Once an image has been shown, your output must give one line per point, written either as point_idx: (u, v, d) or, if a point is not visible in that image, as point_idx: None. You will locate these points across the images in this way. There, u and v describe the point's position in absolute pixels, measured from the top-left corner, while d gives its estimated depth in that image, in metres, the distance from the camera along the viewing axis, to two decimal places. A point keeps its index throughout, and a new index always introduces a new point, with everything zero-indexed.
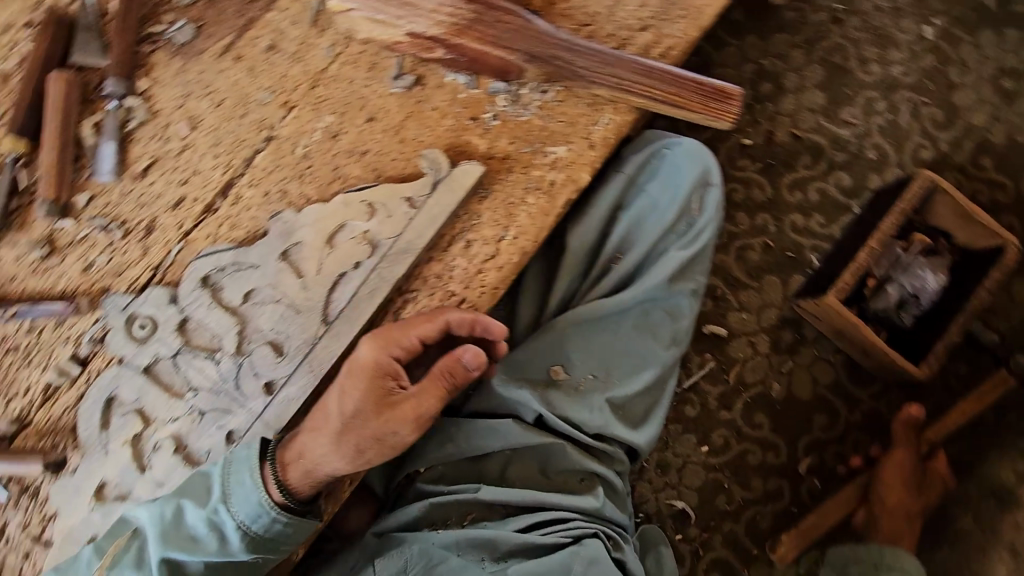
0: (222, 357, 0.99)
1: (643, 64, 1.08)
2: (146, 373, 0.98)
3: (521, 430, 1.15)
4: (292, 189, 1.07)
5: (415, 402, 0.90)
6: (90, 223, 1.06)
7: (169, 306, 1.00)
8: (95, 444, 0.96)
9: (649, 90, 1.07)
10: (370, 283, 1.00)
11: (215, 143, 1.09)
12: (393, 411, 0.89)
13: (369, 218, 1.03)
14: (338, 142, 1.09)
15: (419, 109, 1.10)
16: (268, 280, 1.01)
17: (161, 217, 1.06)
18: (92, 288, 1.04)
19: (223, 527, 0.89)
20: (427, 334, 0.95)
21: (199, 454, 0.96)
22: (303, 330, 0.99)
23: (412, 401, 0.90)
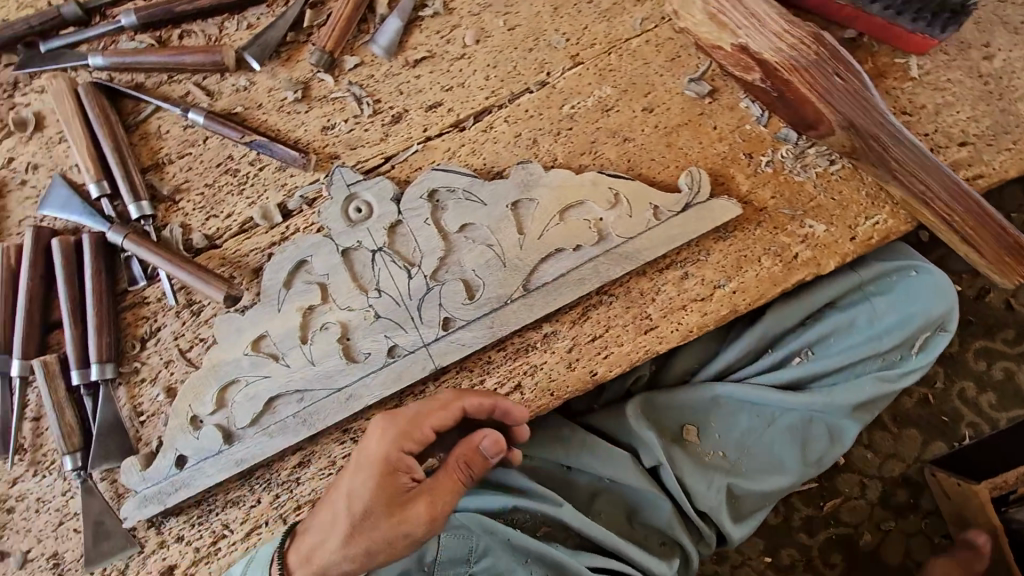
0: (416, 274, 0.97)
1: (958, 182, 0.97)
2: (343, 255, 0.98)
3: (633, 469, 1.11)
4: (543, 142, 1.03)
5: (434, 498, 0.82)
6: (347, 88, 1.04)
7: (389, 203, 0.98)
8: (272, 297, 0.97)
9: (948, 212, 0.98)
10: (583, 272, 0.96)
11: (492, 64, 1.05)
12: (406, 511, 0.81)
13: (610, 207, 0.97)
14: (607, 117, 1.03)
15: (699, 121, 1.03)
16: (489, 222, 0.97)
17: (412, 112, 1.04)
18: (323, 150, 1.04)
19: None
20: (444, 425, 0.86)
21: (358, 352, 0.96)
22: (500, 285, 0.96)
23: (433, 495, 0.82)
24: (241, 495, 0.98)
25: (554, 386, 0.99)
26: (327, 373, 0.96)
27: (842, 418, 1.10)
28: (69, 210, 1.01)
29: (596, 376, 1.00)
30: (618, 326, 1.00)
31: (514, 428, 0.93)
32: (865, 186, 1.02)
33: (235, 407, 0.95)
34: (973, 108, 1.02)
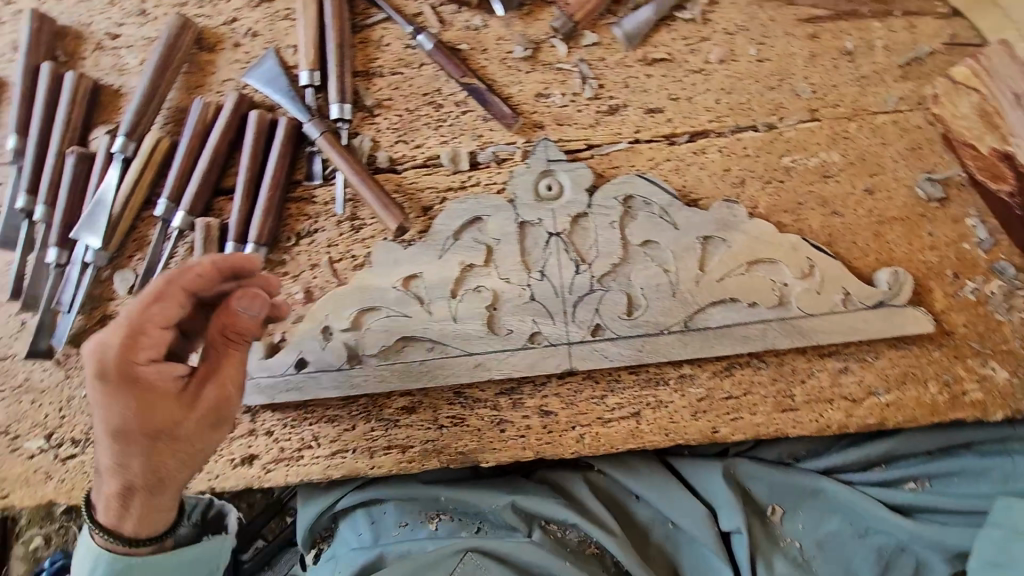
0: (584, 271, 0.94)
1: None
2: (520, 226, 0.95)
3: (704, 522, 1.06)
4: (750, 185, 0.98)
5: (183, 443, 0.80)
6: (576, 63, 1.01)
7: (582, 193, 0.95)
8: (438, 242, 0.96)
9: None
10: (748, 331, 0.92)
11: (727, 89, 0.99)
12: (173, 406, 0.78)
13: (801, 276, 0.92)
14: (824, 184, 0.97)
15: (918, 221, 0.96)
16: (674, 247, 0.94)
17: (630, 108, 1.00)
18: (530, 115, 1.01)
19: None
20: (177, 317, 0.80)
21: (501, 325, 0.94)
22: (662, 313, 0.93)
23: (183, 431, 0.79)
24: (340, 415, 0.99)
25: (673, 428, 0.96)
26: (465, 334, 0.95)
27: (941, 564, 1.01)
28: (273, 87, 1.01)
29: (718, 434, 0.96)
30: (759, 394, 0.96)
31: (253, 279, 0.84)
32: None
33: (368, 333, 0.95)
34: None
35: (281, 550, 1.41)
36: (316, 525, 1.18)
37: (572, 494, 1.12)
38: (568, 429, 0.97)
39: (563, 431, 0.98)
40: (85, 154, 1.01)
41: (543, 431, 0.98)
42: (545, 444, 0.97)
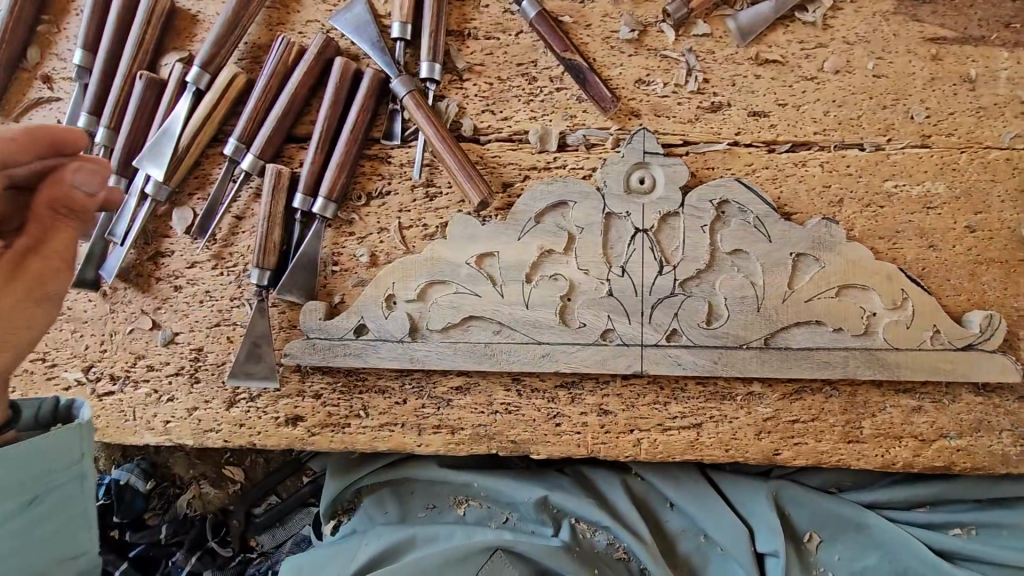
0: (667, 273, 0.90)
1: None
2: (605, 217, 0.91)
3: (741, 542, 1.04)
4: (848, 206, 0.93)
5: (40, 258, 0.75)
6: (683, 53, 0.95)
7: (676, 191, 0.91)
8: (518, 222, 0.92)
9: None
10: (829, 357, 0.89)
11: (838, 102, 0.94)
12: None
13: (892, 307, 0.89)
14: (925, 215, 0.93)
15: (1016, 266, 0.92)
16: (764, 260, 0.90)
17: (734, 109, 0.95)
18: (627, 102, 0.95)
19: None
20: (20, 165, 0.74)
21: (574, 318, 0.91)
22: (742, 326, 0.90)
23: (45, 248, 0.76)
24: (392, 387, 0.97)
25: (733, 444, 0.94)
26: (536, 321, 0.91)
27: None
28: (361, 35, 0.96)
29: (778, 456, 0.94)
30: (826, 421, 0.93)
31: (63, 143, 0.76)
32: None
33: (434, 307, 0.92)
34: None
35: (296, 509, 1.35)
36: (340, 496, 1.17)
37: (608, 496, 1.10)
38: (625, 432, 0.95)
39: (620, 432, 0.95)
40: (156, 79, 0.95)
41: (599, 430, 0.95)
42: (600, 443, 0.95)
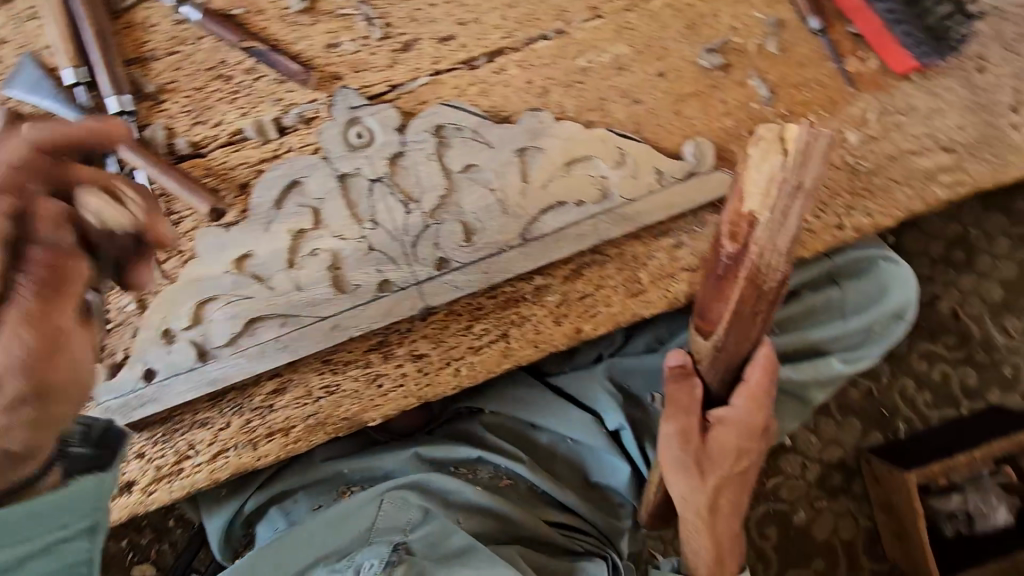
0: (414, 210, 0.94)
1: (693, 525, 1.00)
2: (340, 181, 0.94)
3: (596, 426, 1.14)
4: (554, 92, 1.02)
5: None
6: (357, 6, 0.99)
7: (394, 133, 0.95)
8: (260, 215, 0.93)
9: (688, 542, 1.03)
10: (582, 228, 0.97)
11: (510, 5, 1.02)
12: None
13: (616, 165, 0.97)
14: (620, 77, 1.03)
15: (708, 93, 1.04)
16: (495, 165, 0.96)
17: (424, 41, 1.00)
18: (325, 68, 0.98)
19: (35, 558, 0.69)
20: None
21: (348, 283, 0.94)
22: (499, 231, 0.96)
23: None
24: (211, 416, 0.96)
25: (540, 339, 1.00)
26: (313, 300, 0.93)
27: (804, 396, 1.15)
28: (39, 93, 0.93)
29: (581, 333, 1.00)
30: (610, 286, 1.01)
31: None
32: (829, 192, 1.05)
33: (213, 325, 0.92)
34: (962, 117, 1.07)
35: None
36: (228, 535, 1.13)
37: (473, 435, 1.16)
38: (444, 366, 0.99)
39: (439, 369, 0.99)
40: None
41: (420, 375, 0.98)
42: (424, 387, 0.98)
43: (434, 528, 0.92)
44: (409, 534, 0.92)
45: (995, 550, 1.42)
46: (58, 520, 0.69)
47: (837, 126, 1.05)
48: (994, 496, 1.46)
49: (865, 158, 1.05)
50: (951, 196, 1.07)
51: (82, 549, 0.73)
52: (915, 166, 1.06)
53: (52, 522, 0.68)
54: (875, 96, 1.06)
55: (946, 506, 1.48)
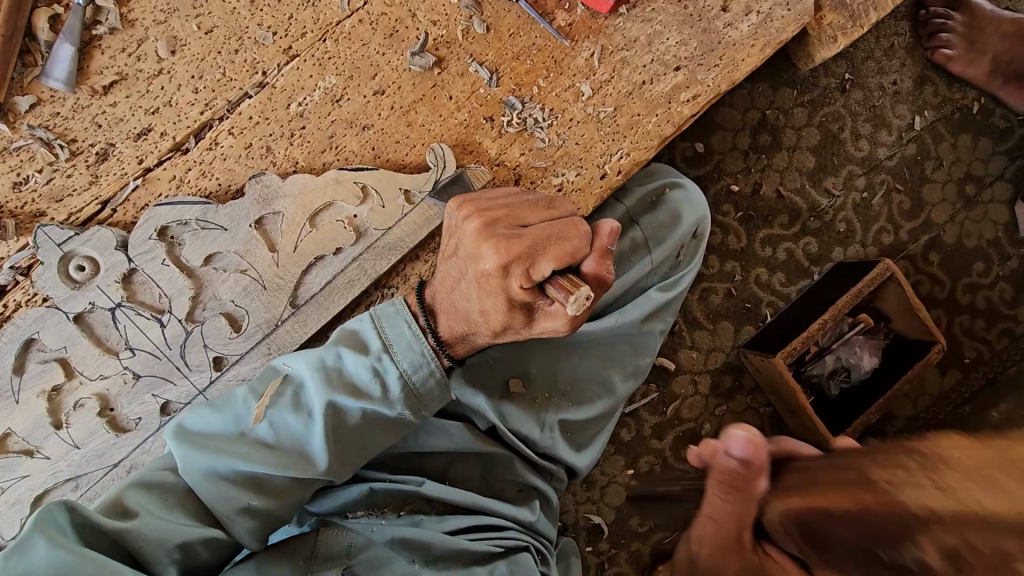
0: (168, 320, 0.90)
1: None
2: (77, 322, 0.88)
3: (471, 435, 1.14)
4: (277, 148, 0.96)
5: None
6: (30, 133, 0.90)
7: (115, 252, 0.88)
8: (3, 389, 0.86)
9: None
10: (349, 274, 0.95)
11: (197, 75, 0.95)
12: None
13: (360, 201, 0.95)
14: (339, 108, 0.98)
15: (434, 94, 1.01)
16: (236, 246, 0.91)
17: (119, 145, 0.93)
18: (22, 210, 0.90)
19: (386, 374, 0.89)
20: None
21: (128, 419, 0.89)
22: (266, 308, 0.92)
23: None
24: None
25: None
26: (97, 451, 0.88)
27: (641, 333, 1.23)
28: None
29: None
30: None
31: None
32: (581, 151, 1.06)
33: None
34: (681, 32, 1.08)
35: None
36: None
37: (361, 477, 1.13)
38: None
39: None
40: None
41: None
42: None
43: (377, 552, 1.03)
44: (352, 560, 1.01)
45: (872, 392, 1.57)
46: (415, 344, 0.90)
47: (571, 82, 1.05)
48: (858, 346, 1.59)
49: (605, 102, 1.06)
50: (695, 111, 1.08)
51: (426, 371, 0.89)
52: (654, 93, 1.07)
53: (406, 338, 0.90)
54: (592, 40, 1.05)
55: (823, 367, 1.59)
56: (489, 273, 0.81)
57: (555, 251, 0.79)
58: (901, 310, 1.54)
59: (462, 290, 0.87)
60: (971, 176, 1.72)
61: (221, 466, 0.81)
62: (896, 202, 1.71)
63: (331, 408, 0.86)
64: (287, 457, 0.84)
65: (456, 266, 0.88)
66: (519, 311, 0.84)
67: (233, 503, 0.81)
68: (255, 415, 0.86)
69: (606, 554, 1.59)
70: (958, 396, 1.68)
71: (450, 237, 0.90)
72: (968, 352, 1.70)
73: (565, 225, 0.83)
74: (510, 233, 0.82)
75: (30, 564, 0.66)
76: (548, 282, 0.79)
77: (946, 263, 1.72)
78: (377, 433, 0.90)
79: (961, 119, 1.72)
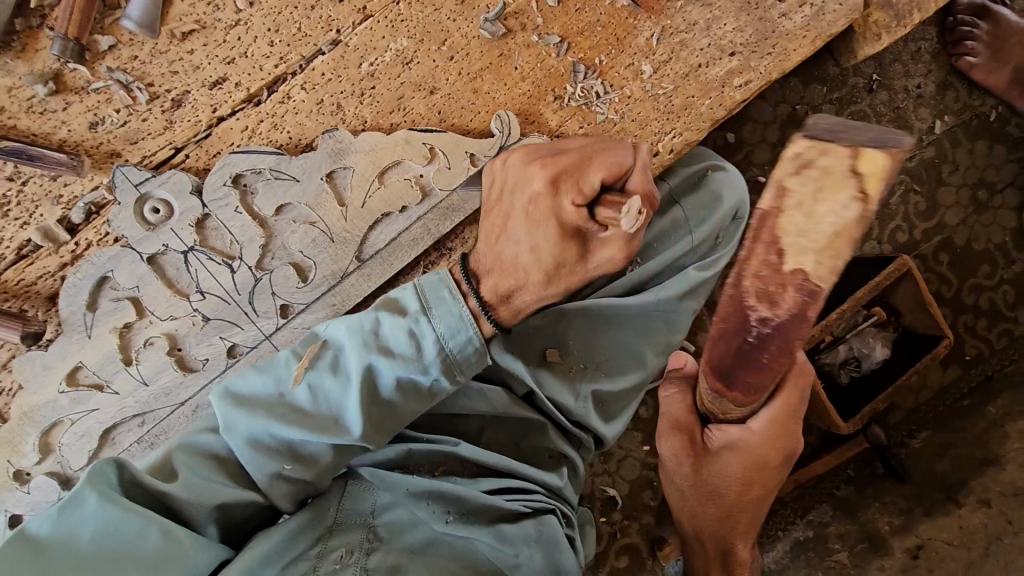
0: (239, 267, 0.92)
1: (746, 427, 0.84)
2: (150, 263, 0.90)
3: (510, 399, 1.16)
4: (348, 106, 0.99)
5: None
6: (109, 75, 0.91)
7: (190, 197, 0.90)
8: (77, 323, 0.88)
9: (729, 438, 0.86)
10: (414, 231, 0.98)
11: (273, 28, 0.96)
12: None
13: (427, 162, 0.97)
14: (409, 70, 1.00)
15: (501, 62, 1.04)
16: (306, 199, 0.94)
17: (194, 92, 0.94)
18: (97, 150, 0.92)
19: (423, 338, 0.84)
20: None
21: (195, 360, 0.92)
22: (333, 260, 0.95)
23: None
24: None
25: None
26: (164, 390, 0.91)
27: (675, 309, 1.25)
28: None
29: None
30: None
31: None
32: (635, 129, 1.09)
33: (68, 450, 0.89)
34: (738, 19, 1.11)
35: None
36: None
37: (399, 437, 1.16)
38: None
39: None
40: None
41: None
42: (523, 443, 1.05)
43: (402, 512, 1.00)
44: (377, 519, 0.97)
45: (883, 381, 1.62)
46: (454, 308, 0.86)
47: (631, 60, 1.08)
48: (870, 338, 1.65)
49: (664, 82, 1.09)
50: (745, 97, 1.12)
51: (464, 338, 0.85)
52: (709, 77, 1.11)
53: (445, 304, 0.86)
54: (655, 20, 1.08)
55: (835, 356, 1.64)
56: (538, 194, 0.84)
57: (599, 164, 0.81)
58: (914, 305, 1.59)
59: (511, 232, 0.88)
60: (983, 181, 1.79)
61: (259, 430, 0.81)
62: (912, 202, 1.77)
63: (366, 373, 0.83)
64: (323, 422, 0.83)
65: (502, 209, 0.91)
66: (571, 241, 0.84)
67: (267, 469, 0.81)
68: (294, 377, 0.84)
69: (617, 525, 1.65)
70: (957, 392, 1.76)
71: (493, 187, 0.94)
72: (970, 350, 1.77)
73: (608, 144, 0.86)
74: (554, 154, 0.87)
75: (82, 517, 0.69)
76: (598, 201, 0.79)
77: (954, 263, 1.79)
78: (412, 401, 0.87)
79: (978, 126, 1.78)
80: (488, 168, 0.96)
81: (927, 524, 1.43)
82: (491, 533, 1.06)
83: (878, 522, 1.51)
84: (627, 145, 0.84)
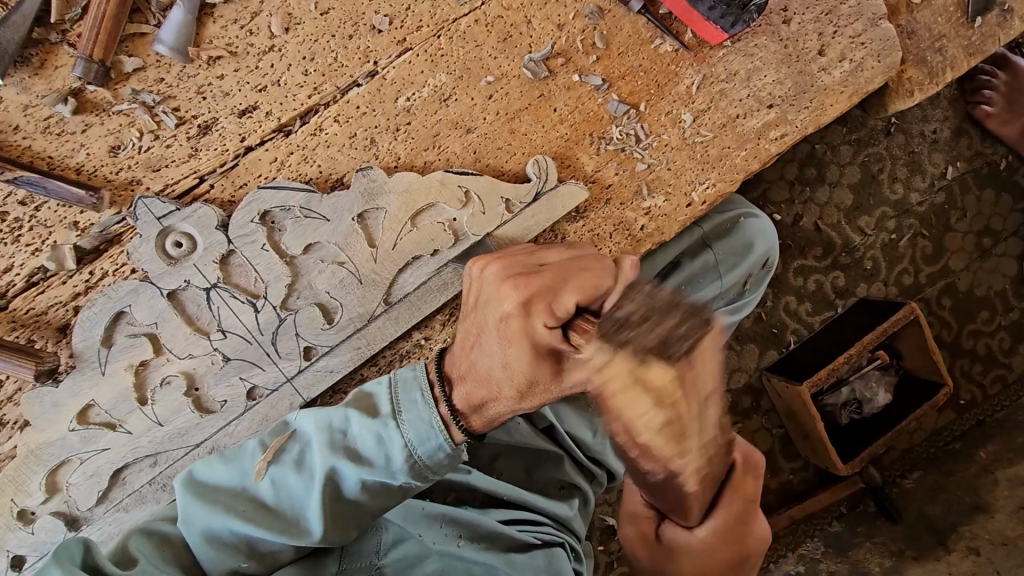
0: (263, 306, 0.89)
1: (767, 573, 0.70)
2: (170, 298, 0.86)
3: (530, 430, 1.15)
4: (381, 141, 0.95)
5: None
6: (133, 97, 0.87)
7: (216, 232, 0.86)
8: (91, 359, 0.84)
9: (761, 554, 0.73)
10: (444, 276, 0.95)
11: (308, 56, 0.92)
12: None
13: (462, 206, 0.95)
14: (446, 107, 0.97)
15: (540, 103, 1.01)
16: (337, 238, 0.90)
17: (224, 120, 0.90)
18: (117, 176, 0.87)
19: (390, 443, 0.80)
20: None
21: (213, 401, 0.89)
22: (361, 302, 0.92)
23: None
24: None
25: None
26: (180, 430, 0.88)
27: None
28: None
29: None
30: None
31: None
32: (670, 177, 1.07)
33: (76, 489, 0.85)
34: (778, 71, 1.09)
35: None
36: None
37: None
38: None
39: None
40: None
41: None
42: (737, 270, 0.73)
43: (409, 550, 1.00)
44: (382, 561, 0.98)
45: (881, 426, 1.65)
46: (425, 413, 0.81)
47: (671, 108, 1.06)
48: (873, 381, 1.66)
49: (702, 131, 1.08)
50: (780, 150, 1.11)
51: (434, 444, 0.80)
52: (746, 128, 1.10)
53: (416, 407, 0.81)
54: (696, 68, 1.06)
55: (838, 398, 1.65)
56: (509, 314, 0.75)
57: (575, 287, 0.73)
58: (918, 352, 1.61)
59: (484, 347, 0.79)
60: (988, 229, 1.81)
61: (217, 526, 0.78)
62: (919, 246, 1.78)
63: (329, 475, 0.80)
64: (282, 522, 0.80)
65: (475, 321, 0.82)
66: (545, 360, 0.75)
67: (226, 565, 0.79)
68: (257, 471, 0.82)
69: (615, 554, 1.66)
70: (949, 435, 1.78)
71: (471, 292, 0.85)
72: (964, 395, 1.80)
73: (585, 261, 0.79)
74: (529, 271, 0.79)
75: None
76: (572, 326, 0.71)
77: (956, 308, 1.81)
78: (379, 500, 0.83)
79: (987, 173, 1.79)
80: (466, 271, 0.87)
81: (917, 567, 1.42)
82: (502, 561, 1.03)
83: (868, 562, 1.52)
84: (608, 264, 0.77)
